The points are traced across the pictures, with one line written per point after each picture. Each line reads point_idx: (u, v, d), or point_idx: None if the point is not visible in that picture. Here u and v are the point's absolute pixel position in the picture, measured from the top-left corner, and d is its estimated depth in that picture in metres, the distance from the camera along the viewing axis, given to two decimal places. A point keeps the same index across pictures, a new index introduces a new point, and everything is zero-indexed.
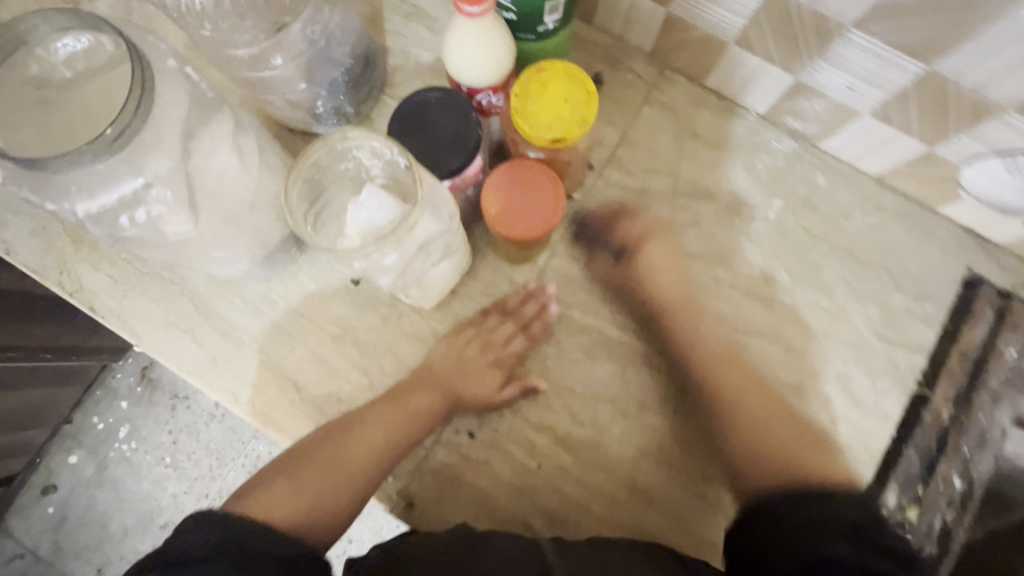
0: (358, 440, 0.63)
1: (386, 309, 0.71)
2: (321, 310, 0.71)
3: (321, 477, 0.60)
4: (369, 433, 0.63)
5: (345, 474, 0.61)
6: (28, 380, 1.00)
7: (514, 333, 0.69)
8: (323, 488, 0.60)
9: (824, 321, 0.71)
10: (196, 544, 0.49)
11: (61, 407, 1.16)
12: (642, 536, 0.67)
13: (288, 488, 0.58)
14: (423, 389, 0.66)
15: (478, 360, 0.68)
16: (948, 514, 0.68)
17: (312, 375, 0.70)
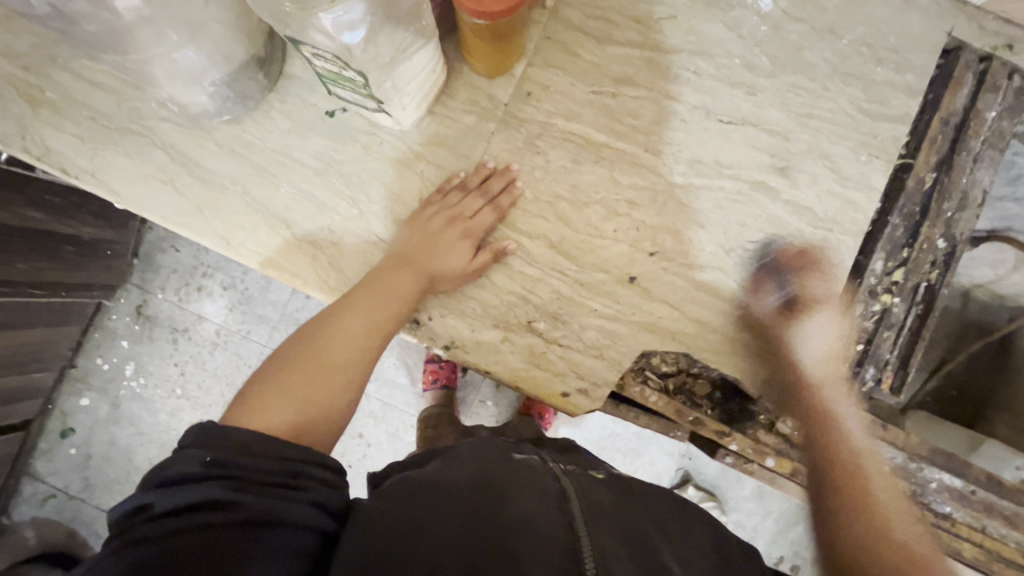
0: (338, 336, 0.59)
1: (366, 138, 0.70)
2: (299, 146, 0.70)
3: (311, 379, 0.55)
4: (345, 325, 0.60)
5: (336, 371, 0.57)
6: (36, 319, 0.98)
7: (482, 205, 0.68)
8: (319, 389, 0.55)
9: (807, 102, 0.71)
10: (194, 463, 0.43)
11: (62, 349, 1.14)
12: (645, 327, 0.69)
13: (279, 398, 0.52)
14: (391, 272, 0.64)
15: (443, 232, 0.66)
16: (932, 273, 0.71)
17: (301, 210, 0.70)
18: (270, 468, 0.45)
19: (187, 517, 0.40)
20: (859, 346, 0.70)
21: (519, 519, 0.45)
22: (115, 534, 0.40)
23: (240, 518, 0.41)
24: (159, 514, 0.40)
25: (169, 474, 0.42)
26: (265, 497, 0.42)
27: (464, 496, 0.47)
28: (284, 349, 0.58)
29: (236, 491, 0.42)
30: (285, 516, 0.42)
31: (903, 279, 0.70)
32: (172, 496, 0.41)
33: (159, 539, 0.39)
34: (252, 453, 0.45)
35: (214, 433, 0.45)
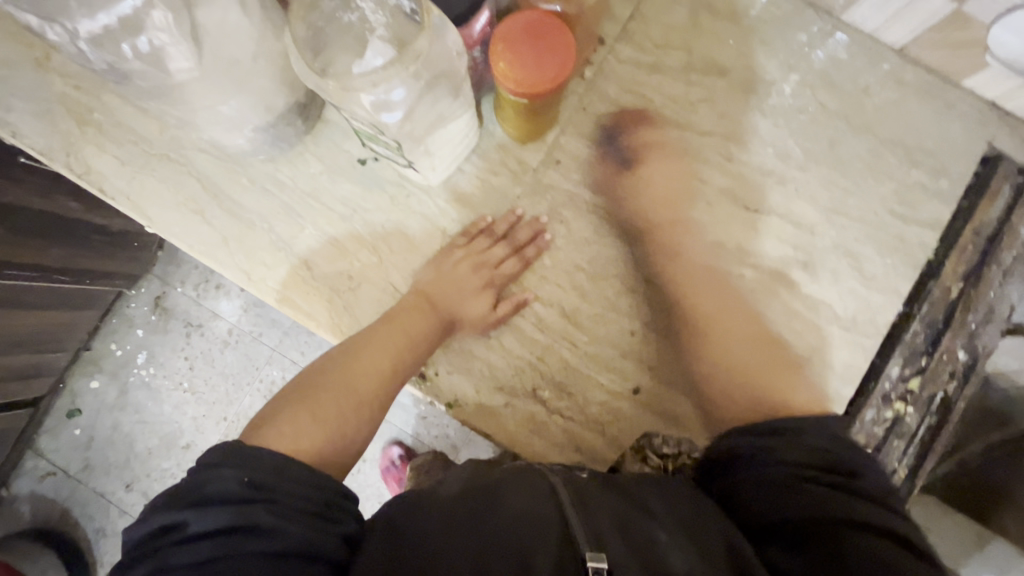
0: (365, 366, 0.60)
1: (394, 188, 0.71)
2: (329, 190, 0.71)
3: (337, 408, 0.56)
4: (375, 354, 0.61)
5: (360, 402, 0.58)
6: (58, 302, 1.00)
7: (506, 255, 0.69)
8: (343, 419, 0.56)
9: (837, 198, 0.70)
10: (231, 484, 0.45)
11: (79, 332, 1.14)
12: (651, 408, 0.68)
13: (305, 423, 0.54)
14: (417, 306, 0.66)
15: (468, 279, 0.67)
16: (951, 384, 0.70)
17: (323, 253, 0.71)
18: (307, 491, 0.47)
19: (225, 541, 0.43)
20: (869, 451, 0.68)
21: (524, 523, 0.46)
22: (155, 551, 0.44)
23: (275, 548, 0.43)
24: (194, 537, 0.43)
25: (203, 496, 0.45)
26: (296, 519, 0.45)
27: (464, 507, 0.49)
28: (312, 372, 0.59)
29: (273, 514, 0.44)
30: (313, 539, 0.45)
31: (919, 388, 0.68)
32: (209, 517, 0.44)
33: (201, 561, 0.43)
34: (284, 476, 0.47)
35: (249, 456, 0.47)
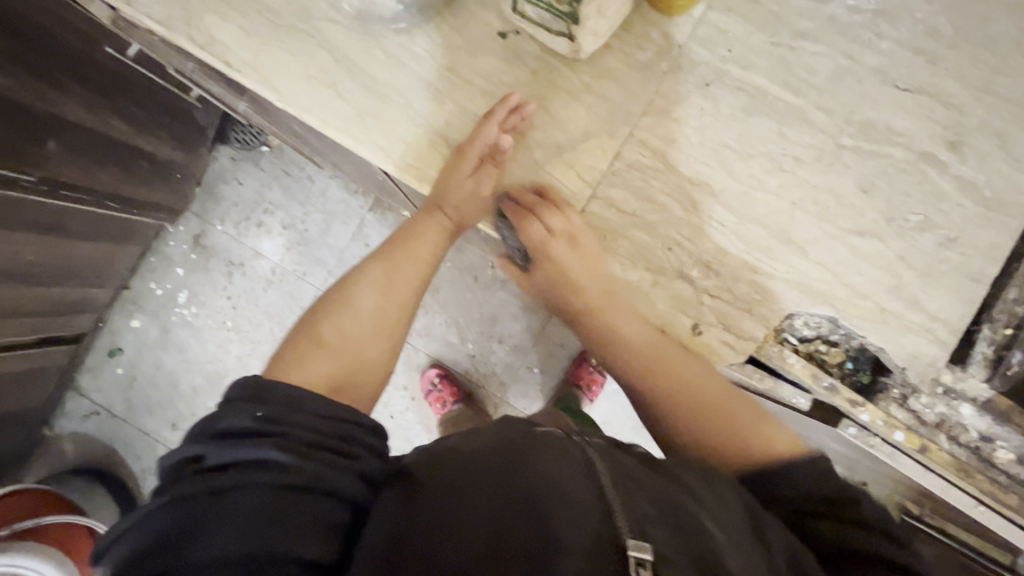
0: (364, 287, 0.67)
1: (536, 63, 0.69)
2: (469, 64, 0.69)
3: (346, 330, 0.64)
4: (374, 279, 0.68)
5: (374, 329, 0.65)
6: (106, 235, 1.07)
7: (505, 135, 0.66)
8: (359, 344, 0.63)
9: (987, 75, 0.69)
10: (240, 419, 0.49)
11: (123, 268, 1.26)
12: (797, 287, 0.68)
13: (310, 355, 0.61)
14: (420, 218, 0.73)
15: (459, 169, 0.67)
16: None
17: (464, 129, 0.69)
18: (318, 426, 0.50)
19: (244, 473, 0.45)
20: (1009, 330, 0.69)
21: (557, 474, 0.46)
22: (164, 485, 0.46)
23: (288, 481, 0.45)
24: (212, 467, 0.46)
25: (225, 432, 0.48)
26: (310, 454, 0.47)
27: (504, 463, 0.47)
28: (314, 309, 0.66)
29: (282, 449, 0.46)
30: (337, 482, 0.47)
31: None
32: (219, 451, 0.46)
33: (187, 494, 0.44)
34: (301, 413, 0.50)
35: (268, 389, 0.51)
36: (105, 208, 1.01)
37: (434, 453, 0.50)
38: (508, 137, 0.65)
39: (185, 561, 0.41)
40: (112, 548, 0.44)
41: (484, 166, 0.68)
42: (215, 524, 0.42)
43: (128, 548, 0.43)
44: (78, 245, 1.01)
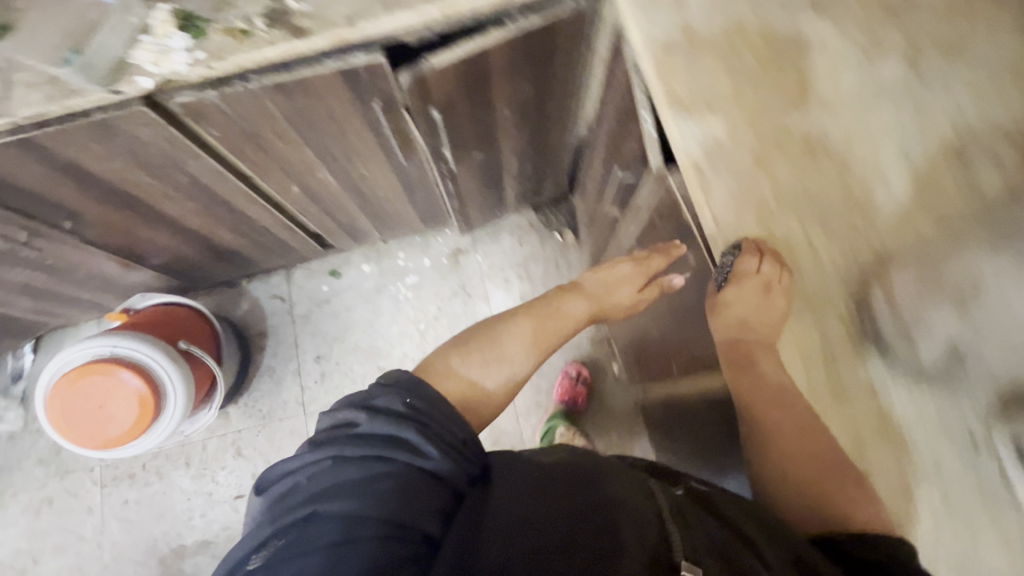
0: (516, 336, 1.02)
1: (985, 482, 0.77)
2: (930, 437, 0.78)
3: (485, 365, 0.97)
4: (517, 330, 1.02)
5: (524, 348, 1.01)
6: (389, 170, 1.44)
7: (660, 259, 1.07)
8: (489, 373, 0.97)
9: None
10: (395, 404, 0.84)
11: (382, 200, 1.63)
12: None
13: (455, 359, 0.96)
14: (569, 292, 1.10)
15: (619, 285, 1.11)
16: None
17: (893, 481, 0.78)
18: (442, 426, 0.85)
19: (386, 446, 0.80)
20: None
21: (587, 501, 0.77)
22: (336, 436, 0.82)
23: (421, 465, 0.79)
24: (367, 431, 0.81)
25: (378, 413, 0.84)
26: (433, 443, 0.82)
27: (557, 486, 0.80)
28: (469, 337, 1.01)
29: (418, 433, 0.81)
30: (442, 465, 0.81)
31: None
32: (376, 419, 0.82)
33: (363, 450, 0.79)
34: (427, 408, 0.86)
35: (419, 388, 0.87)
36: (398, 151, 1.35)
37: (502, 472, 0.85)
38: (677, 277, 1.08)
39: (344, 497, 0.74)
40: (299, 480, 0.78)
41: (646, 286, 1.11)
42: (361, 476, 0.76)
43: (312, 480, 0.77)
44: (368, 158, 1.36)
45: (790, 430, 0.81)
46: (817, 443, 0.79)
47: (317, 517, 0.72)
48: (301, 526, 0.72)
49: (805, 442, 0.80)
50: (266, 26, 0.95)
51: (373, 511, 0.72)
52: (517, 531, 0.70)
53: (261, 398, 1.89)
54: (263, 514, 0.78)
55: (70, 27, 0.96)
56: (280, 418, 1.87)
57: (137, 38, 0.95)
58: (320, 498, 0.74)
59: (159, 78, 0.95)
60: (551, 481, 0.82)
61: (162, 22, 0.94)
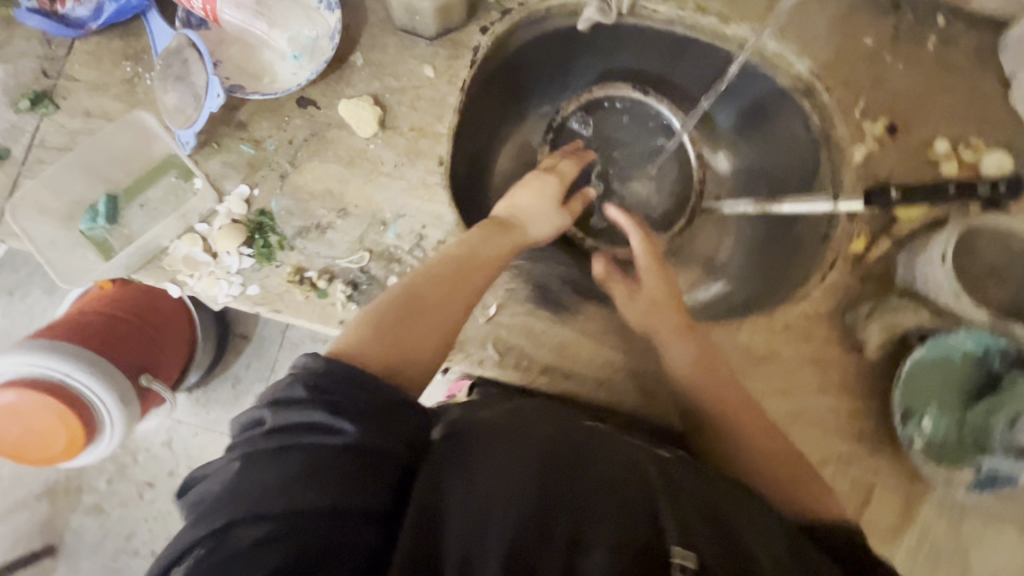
0: (431, 291, 0.65)
1: None
2: None
3: (404, 331, 0.61)
4: (447, 286, 0.66)
5: (446, 295, 0.66)
6: None
7: (577, 201, 0.87)
8: (412, 341, 0.61)
9: None
10: (302, 392, 0.49)
11: None
12: None
13: (363, 330, 0.60)
14: (480, 233, 0.72)
15: (532, 200, 0.82)
16: None
17: None
18: (367, 398, 0.49)
19: (297, 436, 0.46)
20: None
21: (593, 496, 0.50)
22: (234, 445, 0.48)
23: (344, 442, 0.46)
24: (272, 429, 0.47)
25: (281, 399, 0.48)
26: (355, 421, 0.47)
27: (529, 462, 0.51)
28: (403, 299, 0.64)
29: (336, 413, 0.47)
30: (372, 439, 0.47)
31: None
32: (281, 416, 0.48)
33: (269, 450, 0.46)
34: (348, 385, 0.49)
35: (320, 367, 0.50)
36: None
37: (473, 429, 0.54)
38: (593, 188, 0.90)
39: (250, 498, 0.43)
40: (201, 494, 0.46)
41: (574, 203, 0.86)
42: (269, 477, 0.44)
43: (216, 490, 0.45)
44: None
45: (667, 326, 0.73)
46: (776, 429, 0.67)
47: (236, 534, 0.42)
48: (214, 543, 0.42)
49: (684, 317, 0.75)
50: (348, 299, 0.71)
51: (287, 517, 0.43)
52: (477, 538, 0.45)
53: (213, 403, 1.74)
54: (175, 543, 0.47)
55: (122, 164, 0.73)
56: (218, 432, 1.74)
57: (190, 222, 0.71)
58: (233, 501, 0.44)
59: (190, 292, 0.71)
60: (531, 453, 0.52)
61: (224, 224, 0.71)
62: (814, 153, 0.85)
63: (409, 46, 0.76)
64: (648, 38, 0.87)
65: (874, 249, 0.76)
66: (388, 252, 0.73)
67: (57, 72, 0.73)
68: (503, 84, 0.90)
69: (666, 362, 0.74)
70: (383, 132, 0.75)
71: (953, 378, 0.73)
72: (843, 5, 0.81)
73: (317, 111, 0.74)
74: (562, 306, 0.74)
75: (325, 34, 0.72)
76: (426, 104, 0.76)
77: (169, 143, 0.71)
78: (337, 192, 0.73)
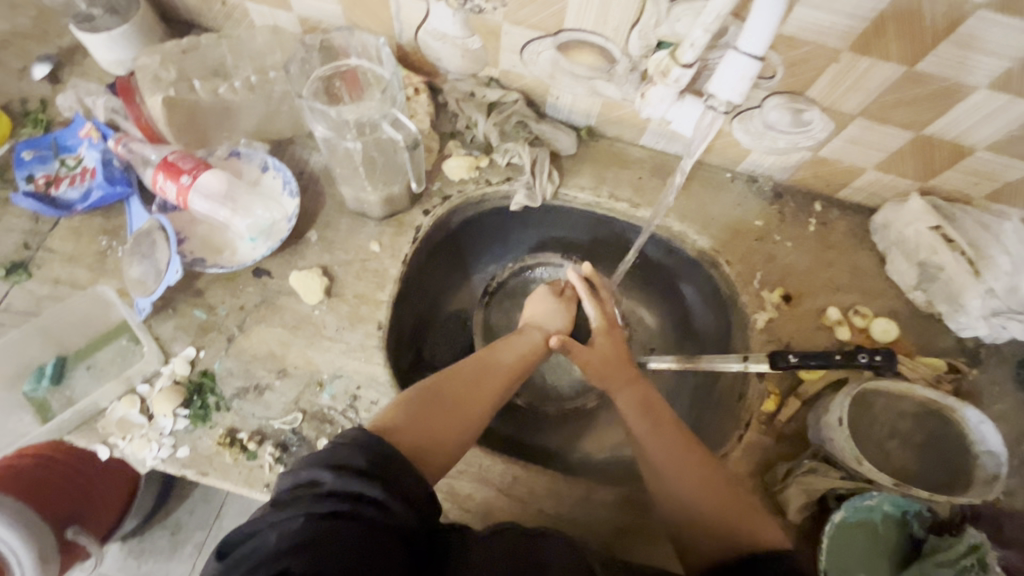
0: (460, 383, 0.70)
1: None
2: None
3: (436, 418, 0.65)
4: (475, 381, 0.72)
5: (474, 386, 0.71)
6: None
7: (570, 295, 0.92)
8: (445, 425, 0.65)
9: None
10: (357, 459, 0.54)
11: None
12: None
13: (409, 414, 0.64)
14: (496, 345, 0.79)
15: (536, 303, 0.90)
16: None
17: None
18: (412, 482, 0.56)
19: (355, 504, 0.51)
20: None
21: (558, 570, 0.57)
22: (288, 502, 0.51)
23: (390, 521, 0.52)
24: (333, 492, 0.51)
25: (347, 464, 0.53)
26: (399, 500, 0.53)
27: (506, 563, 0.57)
28: (439, 384, 0.69)
29: (388, 493, 0.53)
30: (409, 522, 0.53)
31: None
32: (340, 478, 0.52)
33: (324, 511, 0.50)
34: (398, 467, 0.56)
35: (376, 445, 0.56)
36: None
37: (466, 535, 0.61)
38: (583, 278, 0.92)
39: (309, 555, 0.46)
40: (256, 543, 0.48)
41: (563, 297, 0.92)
42: (328, 537, 0.48)
43: (277, 540, 0.47)
44: None
45: (672, 452, 0.70)
46: (707, 483, 0.67)
47: None
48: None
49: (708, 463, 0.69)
50: (275, 462, 0.72)
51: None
52: None
53: (146, 555, 1.43)
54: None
55: (77, 327, 0.78)
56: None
57: (133, 383, 0.74)
58: (289, 551, 0.46)
59: (120, 455, 0.72)
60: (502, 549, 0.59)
61: (165, 385, 0.74)
62: (725, 315, 0.93)
63: (359, 224, 0.87)
64: (574, 216, 1.00)
65: (784, 408, 0.81)
66: (321, 412, 0.76)
67: (38, 245, 0.82)
68: (448, 249, 1.01)
69: (599, 534, 0.74)
70: (328, 299, 0.82)
71: (876, 543, 0.73)
72: (733, 194, 0.95)
73: (270, 280, 0.82)
74: (489, 467, 0.76)
75: (283, 217, 0.83)
76: (370, 274, 0.84)
77: (126, 308, 0.77)
78: (279, 354, 0.79)
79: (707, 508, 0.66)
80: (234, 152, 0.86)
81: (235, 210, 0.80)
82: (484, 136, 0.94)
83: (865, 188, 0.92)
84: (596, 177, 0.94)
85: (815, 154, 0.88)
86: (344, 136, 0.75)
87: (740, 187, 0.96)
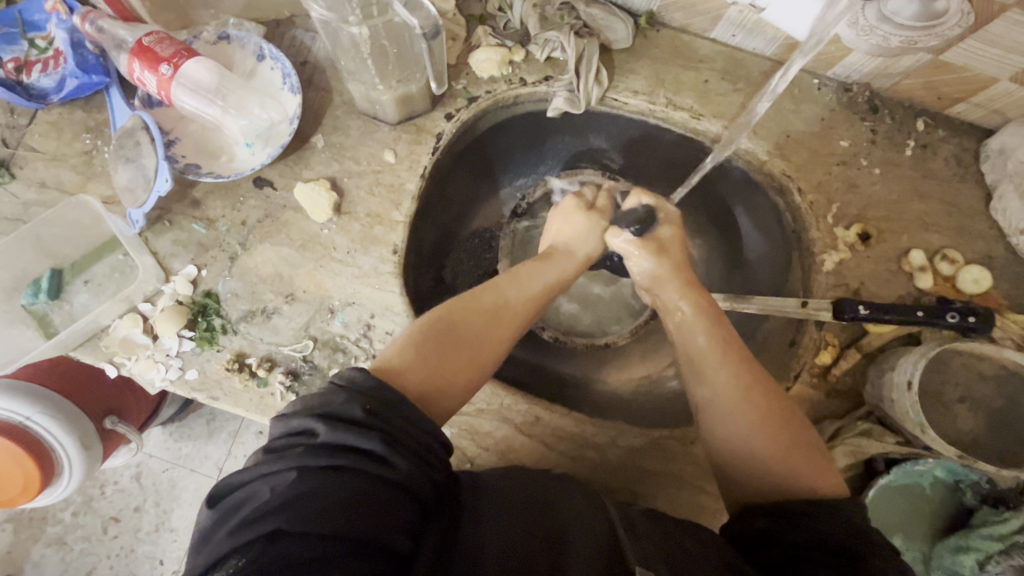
0: (480, 316, 0.63)
1: None
2: None
3: (448, 356, 0.58)
4: (503, 309, 0.65)
5: (501, 315, 0.65)
6: None
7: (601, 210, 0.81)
8: (457, 365, 0.58)
9: None
10: (353, 410, 0.48)
11: None
12: None
13: (419, 351, 0.57)
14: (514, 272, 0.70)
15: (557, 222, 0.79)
16: None
17: None
18: (416, 434, 0.50)
19: (349, 457, 0.46)
20: None
21: (584, 530, 0.49)
22: (281, 455, 0.47)
23: (390, 477, 0.46)
24: (324, 444, 0.46)
25: (339, 414, 0.48)
26: (400, 453, 0.47)
27: (529, 527, 0.49)
28: (459, 314, 0.62)
29: (385, 446, 0.47)
30: (414, 478, 0.48)
31: None
32: (333, 431, 0.47)
33: (318, 466, 0.45)
34: (397, 419, 0.50)
35: (375, 394, 0.50)
36: None
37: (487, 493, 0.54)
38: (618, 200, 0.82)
39: (297, 513, 0.41)
40: (249, 494, 0.44)
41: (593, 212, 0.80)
42: (318, 492, 0.43)
43: (267, 493, 0.43)
44: None
45: (730, 384, 0.60)
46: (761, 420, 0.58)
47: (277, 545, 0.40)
48: (263, 551, 0.40)
49: (771, 393, 0.59)
50: (286, 390, 0.69)
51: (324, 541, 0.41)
52: None
53: (185, 439, 1.45)
54: (198, 547, 0.43)
55: (72, 238, 0.71)
56: (190, 469, 1.43)
57: (132, 301, 0.69)
58: (280, 505, 0.42)
59: (127, 373, 0.69)
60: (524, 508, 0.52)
61: (167, 305, 0.69)
62: (786, 251, 0.82)
63: (371, 130, 0.75)
64: (621, 124, 0.85)
65: (842, 361, 0.73)
66: (333, 341, 0.71)
67: (16, 142, 0.73)
68: (472, 161, 0.88)
69: (617, 474, 0.71)
70: (338, 217, 0.73)
71: (919, 508, 0.68)
72: (818, 106, 0.79)
73: (273, 192, 0.73)
74: (510, 406, 0.72)
75: (283, 118, 0.71)
76: (384, 189, 0.74)
77: (119, 222, 0.70)
78: (286, 276, 0.72)
79: (748, 443, 0.57)
80: (223, 35, 0.73)
81: (225, 108, 0.68)
82: (521, 21, 0.77)
83: (987, 104, 0.74)
84: (652, 77, 0.78)
85: (936, 57, 0.70)
86: (346, 19, 0.60)
87: (826, 97, 0.79)
